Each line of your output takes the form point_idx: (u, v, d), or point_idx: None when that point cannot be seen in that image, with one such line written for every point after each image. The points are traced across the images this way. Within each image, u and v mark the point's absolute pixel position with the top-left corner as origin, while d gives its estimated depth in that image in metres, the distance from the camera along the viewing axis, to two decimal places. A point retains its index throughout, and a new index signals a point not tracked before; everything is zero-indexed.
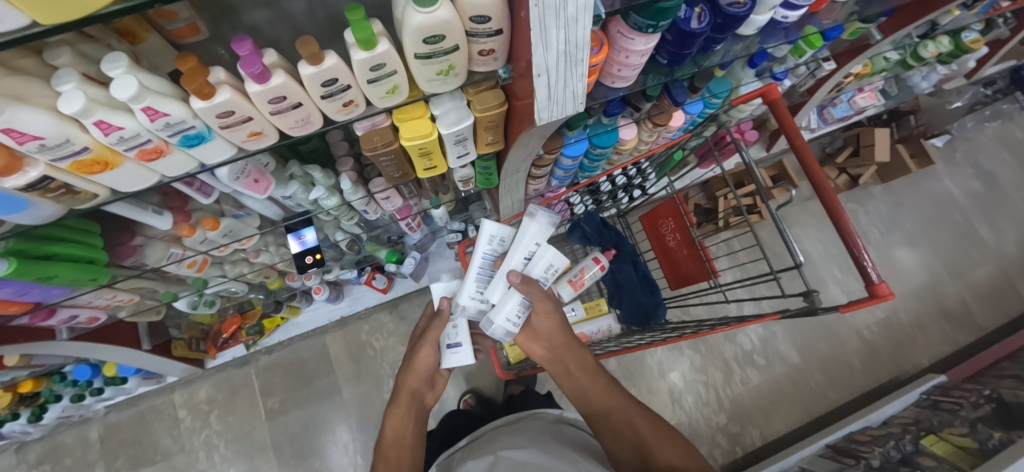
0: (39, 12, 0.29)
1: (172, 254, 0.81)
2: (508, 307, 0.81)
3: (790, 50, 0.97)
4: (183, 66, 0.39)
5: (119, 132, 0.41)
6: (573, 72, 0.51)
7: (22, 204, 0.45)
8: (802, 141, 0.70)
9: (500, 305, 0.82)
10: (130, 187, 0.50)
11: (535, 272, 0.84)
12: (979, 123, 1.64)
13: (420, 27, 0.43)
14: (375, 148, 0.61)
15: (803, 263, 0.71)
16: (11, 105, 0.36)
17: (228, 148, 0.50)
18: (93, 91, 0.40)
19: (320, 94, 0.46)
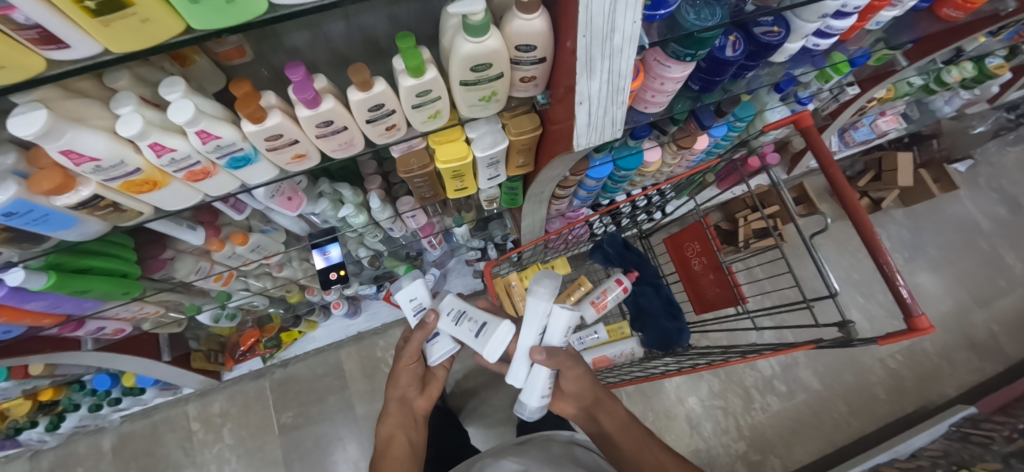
0: (111, 40, 0.30)
1: (200, 268, 0.81)
2: (538, 386, 0.76)
3: (816, 75, 0.96)
4: (238, 91, 0.40)
5: (171, 154, 0.42)
6: (614, 100, 0.51)
7: (70, 222, 0.46)
8: (835, 169, 0.69)
9: (529, 385, 0.77)
10: (174, 205, 0.50)
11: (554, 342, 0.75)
12: (1001, 148, 1.62)
13: (469, 56, 0.43)
14: (411, 171, 0.62)
15: (837, 292, 0.69)
16: (71, 128, 0.37)
17: (271, 169, 0.50)
18: (150, 114, 0.40)
19: (366, 118, 0.47)
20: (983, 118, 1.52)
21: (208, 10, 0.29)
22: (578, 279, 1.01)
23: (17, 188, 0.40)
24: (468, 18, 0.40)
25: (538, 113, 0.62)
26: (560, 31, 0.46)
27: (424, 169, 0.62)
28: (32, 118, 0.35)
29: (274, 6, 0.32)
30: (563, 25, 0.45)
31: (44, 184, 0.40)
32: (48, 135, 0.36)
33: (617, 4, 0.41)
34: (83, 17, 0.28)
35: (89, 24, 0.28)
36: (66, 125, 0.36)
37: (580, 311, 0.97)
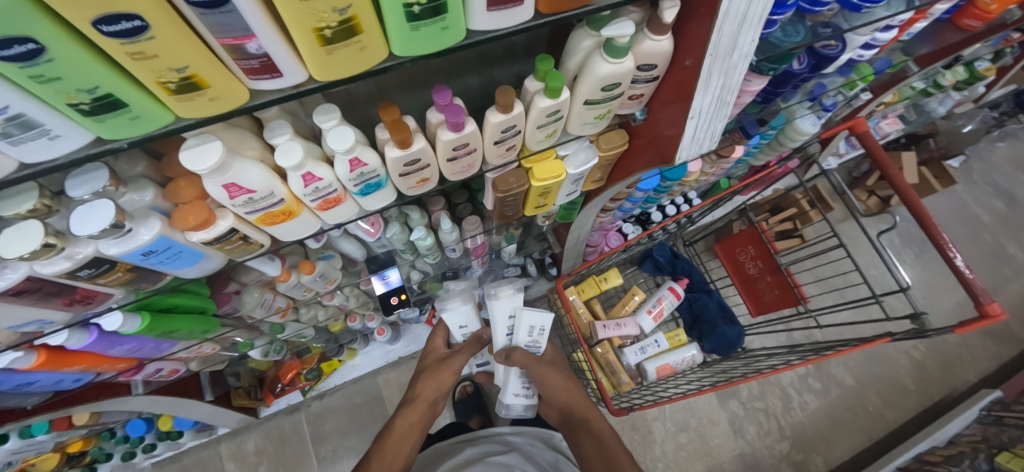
0: (321, 69, 0.29)
1: (264, 300, 0.79)
2: (512, 384, 0.95)
3: (845, 81, 0.94)
4: (392, 117, 0.39)
5: (317, 183, 0.41)
6: (719, 114, 0.54)
7: (198, 257, 0.44)
8: (894, 171, 0.77)
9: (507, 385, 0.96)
10: (294, 235, 0.49)
11: (519, 341, 0.93)
12: (989, 145, 1.74)
13: (605, 76, 0.44)
14: (509, 191, 0.61)
15: (909, 286, 0.74)
16: (236, 161, 0.36)
17: (392, 195, 0.50)
18: (301, 143, 0.39)
19: (495, 140, 0.47)
20: (971, 117, 1.62)
21: (423, 37, 0.30)
22: (633, 290, 1.07)
23: (160, 225, 0.39)
24: (615, 40, 0.41)
25: (625, 128, 0.64)
26: (680, 50, 0.48)
27: (521, 187, 0.61)
28: (207, 152, 0.34)
29: (468, 32, 0.32)
30: (685, 44, 0.48)
31: (191, 219, 0.39)
32: (217, 170, 0.35)
33: (744, 24, 0.44)
34: (312, 48, 0.27)
35: (312, 55, 0.28)
36: (232, 159, 0.35)
37: (637, 321, 1.05)
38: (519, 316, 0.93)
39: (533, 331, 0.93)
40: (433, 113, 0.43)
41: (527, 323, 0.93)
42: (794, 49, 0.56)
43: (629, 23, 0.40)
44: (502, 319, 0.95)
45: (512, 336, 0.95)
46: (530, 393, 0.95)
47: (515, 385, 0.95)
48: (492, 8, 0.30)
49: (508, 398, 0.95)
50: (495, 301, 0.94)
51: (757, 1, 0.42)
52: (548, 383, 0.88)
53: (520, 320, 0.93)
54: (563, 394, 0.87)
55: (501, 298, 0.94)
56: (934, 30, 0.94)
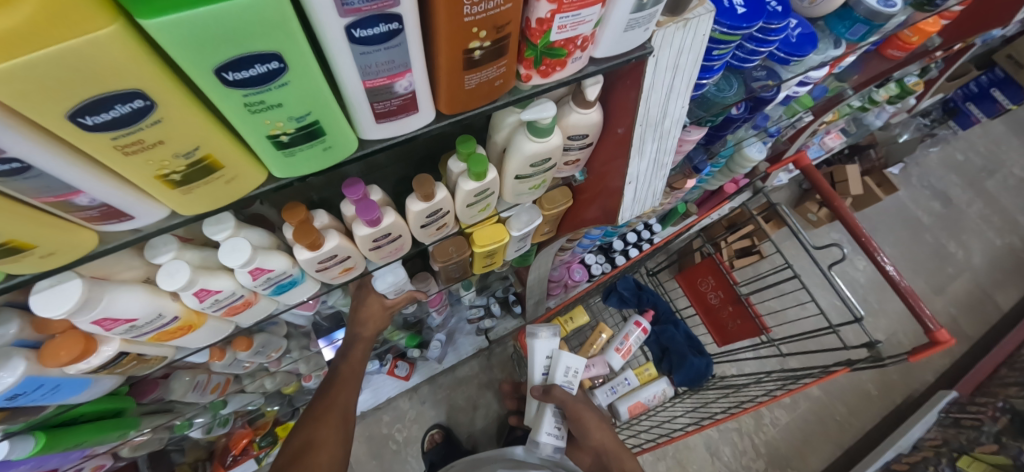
0: (184, 206, 0.25)
1: (198, 381, 0.72)
2: (545, 422, 0.84)
3: (785, 109, 0.96)
4: (296, 220, 0.36)
5: (215, 296, 0.37)
6: (658, 174, 0.53)
7: (85, 383, 0.39)
8: (839, 202, 0.78)
9: (537, 423, 0.85)
10: (201, 342, 0.44)
11: (557, 380, 0.83)
12: (924, 150, 1.83)
13: (531, 154, 0.42)
14: (450, 258, 0.59)
15: (863, 316, 0.74)
16: (106, 292, 0.31)
17: (315, 286, 0.45)
18: (192, 256, 0.35)
19: (421, 224, 0.44)
20: (905, 126, 1.71)
21: (302, 160, 0.26)
22: (599, 327, 1.01)
23: (26, 364, 0.33)
24: (536, 122, 0.39)
25: (568, 186, 0.62)
26: (611, 118, 0.46)
27: (462, 255, 0.59)
28: (65, 291, 0.29)
29: (362, 142, 0.29)
30: (615, 112, 0.46)
31: (61, 355, 0.33)
32: (82, 309, 0.30)
33: (671, 94, 0.43)
34: (161, 191, 0.23)
35: (166, 196, 0.24)
36: (101, 290, 0.31)
37: (605, 360, 0.99)
38: (558, 354, 0.83)
39: (569, 371, 0.83)
40: (346, 206, 0.39)
41: (564, 365, 0.83)
42: (727, 104, 0.56)
43: (549, 104, 0.38)
44: (538, 358, 0.85)
45: (548, 375, 0.85)
46: (564, 434, 0.84)
47: (548, 425, 0.83)
48: (382, 120, 0.27)
49: (539, 437, 0.84)
50: (535, 339, 0.84)
51: (681, 72, 0.41)
52: (582, 425, 0.79)
53: (558, 359, 0.83)
54: (595, 431, 0.79)
55: (538, 336, 0.84)
56: (865, 60, 0.97)
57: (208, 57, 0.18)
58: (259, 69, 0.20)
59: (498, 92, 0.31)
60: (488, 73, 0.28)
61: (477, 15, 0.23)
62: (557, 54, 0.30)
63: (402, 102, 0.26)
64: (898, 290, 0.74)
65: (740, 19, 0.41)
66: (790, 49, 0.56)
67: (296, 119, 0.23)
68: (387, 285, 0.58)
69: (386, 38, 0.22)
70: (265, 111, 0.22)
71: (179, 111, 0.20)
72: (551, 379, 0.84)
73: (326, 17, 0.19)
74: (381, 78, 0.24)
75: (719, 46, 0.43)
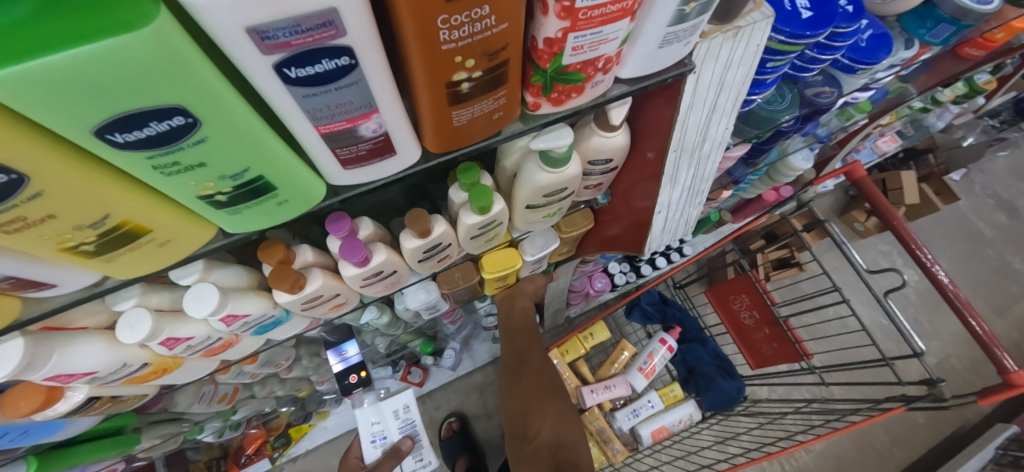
0: (110, 270, 0.21)
1: (205, 393, 0.69)
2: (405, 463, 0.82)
3: (836, 114, 0.83)
4: (273, 261, 0.32)
5: (186, 342, 0.33)
6: (692, 201, 0.48)
7: (59, 424, 0.36)
8: (898, 220, 0.69)
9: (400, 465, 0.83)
10: (180, 381, 0.41)
11: (392, 430, 0.80)
12: (991, 155, 1.65)
13: (543, 184, 0.36)
14: (455, 286, 0.53)
15: (924, 351, 0.64)
16: (59, 345, 0.28)
17: (304, 321, 0.42)
18: (158, 301, 0.31)
19: (418, 258, 0.39)
20: (970, 128, 1.53)
21: (253, 217, 0.22)
22: (620, 344, 0.93)
23: None
24: (550, 151, 0.33)
25: (589, 206, 0.56)
26: (640, 140, 0.40)
27: (468, 282, 0.53)
28: (4, 352, 0.26)
29: (331, 188, 0.24)
30: (644, 134, 0.39)
31: (22, 404, 0.30)
32: (29, 369, 0.27)
33: (714, 115, 0.37)
34: (75, 261, 0.19)
35: (86, 264, 0.20)
36: (51, 346, 0.28)
37: (627, 380, 0.91)
38: (377, 407, 0.80)
39: (400, 412, 0.81)
40: (332, 242, 0.35)
41: (390, 409, 0.81)
42: (778, 119, 0.48)
43: (566, 131, 0.32)
44: (365, 425, 0.81)
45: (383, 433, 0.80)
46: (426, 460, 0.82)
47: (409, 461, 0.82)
48: (350, 167, 0.22)
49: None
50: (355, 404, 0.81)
51: (727, 91, 0.35)
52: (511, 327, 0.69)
53: (383, 410, 0.81)
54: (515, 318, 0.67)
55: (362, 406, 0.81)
56: (934, 60, 0.85)
57: (79, 120, 0.14)
58: (158, 128, 0.15)
59: (498, 126, 0.25)
60: (483, 106, 0.22)
61: (459, 42, 0.17)
62: (573, 79, 0.24)
63: (373, 147, 0.21)
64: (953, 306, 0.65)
65: (805, 25, 0.33)
66: (857, 55, 0.47)
67: (230, 177, 0.18)
68: (417, 303, 0.53)
69: (336, 78, 0.16)
70: (184, 173, 0.17)
71: (65, 180, 0.15)
72: (392, 438, 0.81)
73: (245, 57, 0.14)
74: (339, 122, 0.19)
75: (775, 58, 0.36)
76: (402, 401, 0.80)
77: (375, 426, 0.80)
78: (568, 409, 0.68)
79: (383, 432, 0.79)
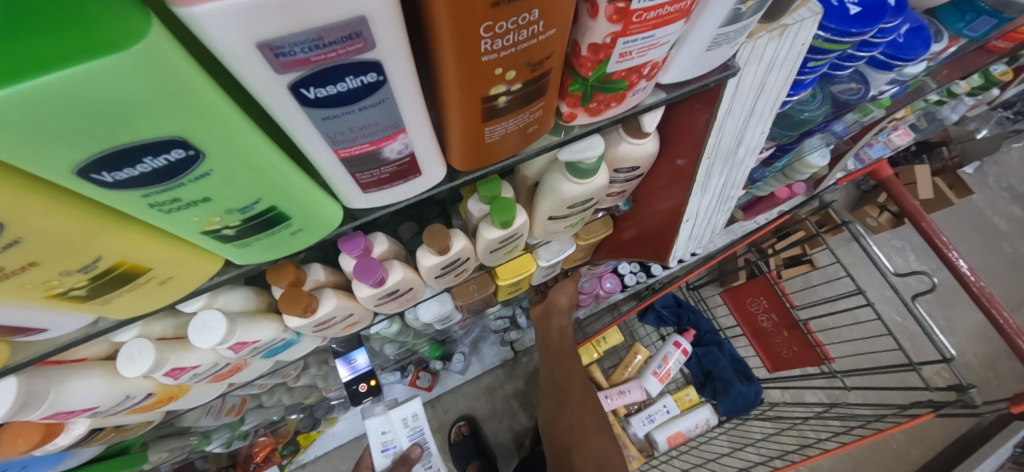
0: (105, 311, 0.19)
1: (211, 408, 0.67)
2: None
3: (857, 111, 0.79)
4: (284, 285, 0.29)
5: (193, 371, 0.31)
6: (721, 208, 0.45)
7: (61, 456, 0.35)
8: (924, 218, 0.66)
9: None
10: (186, 406, 0.39)
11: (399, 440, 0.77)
12: (1006, 146, 1.61)
13: (570, 196, 0.34)
14: (470, 297, 0.51)
15: (954, 357, 0.60)
16: (55, 383, 0.26)
17: (315, 341, 0.39)
18: (162, 330, 0.29)
19: (436, 275, 0.37)
20: (984, 120, 1.48)
21: (263, 249, 0.19)
22: (634, 348, 0.91)
23: None
24: (578, 162, 0.30)
25: (609, 213, 0.54)
26: (668, 146, 0.37)
27: (484, 293, 0.51)
28: None
29: (349, 210, 0.22)
30: (674, 140, 0.37)
31: (20, 442, 0.29)
32: (23, 409, 0.25)
33: (751, 119, 0.34)
34: (68, 305, 0.17)
35: (77, 307, 0.18)
36: (48, 383, 0.26)
37: (642, 385, 0.89)
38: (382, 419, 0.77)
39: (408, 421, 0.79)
40: (346, 260, 0.32)
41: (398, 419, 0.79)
42: (807, 119, 0.46)
43: (596, 140, 0.29)
44: (374, 436, 0.79)
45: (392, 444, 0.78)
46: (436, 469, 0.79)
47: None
48: (370, 190, 0.20)
49: None
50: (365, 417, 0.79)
51: (768, 92, 0.32)
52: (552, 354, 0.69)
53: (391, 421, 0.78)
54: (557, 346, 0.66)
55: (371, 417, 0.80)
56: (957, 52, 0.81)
57: (59, 157, 0.11)
58: (154, 164, 0.13)
59: (530, 140, 0.23)
60: (518, 120, 0.20)
61: (501, 52, 0.15)
62: (615, 88, 0.22)
63: (396, 169, 0.19)
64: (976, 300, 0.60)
65: (852, 22, 0.31)
66: (895, 51, 0.45)
67: (238, 210, 0.16)
68: (431, 315, 0.51)
69: (361, 97, 0.14)
70: (186, 208, 0.15)
71: (47, 225, 0.13)
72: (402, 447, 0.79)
73: (254, 77, 0.12)
74: (362, 144, 0.16)
75: (818, 57, 0.34)
76: (410, 410, 0.78)
77: (384, 436, 0.78)
78: (612, 446, 0.64)
79: (393, 442, 0.78)
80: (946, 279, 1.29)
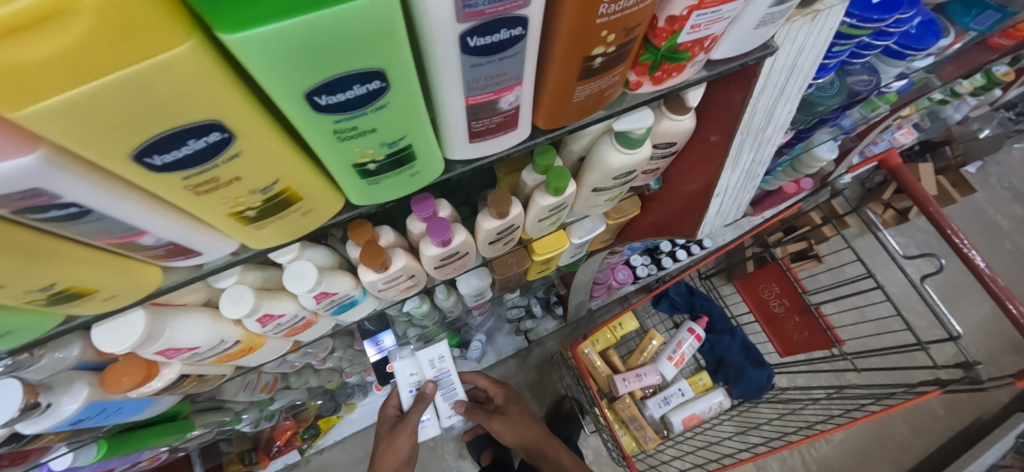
0: (251, 240, 0.22)
1: (249, 381, 0.70)
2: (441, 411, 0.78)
3: (864, 106, 0.82)
4: (364, 241, 0.32)
5: (278, 320, 0.34)
6: (747, 185, 0.49)
7: (146, 403, 0.38)
8: (934, 205, 0.69)
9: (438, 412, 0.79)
10: (255, 362, 0.42)
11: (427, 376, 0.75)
12: (1008, 146, 1.65)
13: (617, 166, 0.37)
14: (508, 272, 0.54)
15: (960, 335, 0.63)
16: (169, 322, 0.29)
17: (374, 303, 0.43)
18: (255, 280, 0.32)
19: (489, 240, 0.40)
20: (986, 121, 1.51)
21: (386, 188, 0.22)
22: (649, 334, 0.94)
23: (88, 390, 0.32)
24: (629, 133, 0.34)
25: (637, 194, 0.57)
26: (703, 124, 0.41)
27: (521, 267, 0.54)
28: (126, 326, 0.27)
29: (448, 162, 0.25)
30: (708, 118, 0.40)
31: (124, 381, 0.32)
32: (145, 342, 0.28)
33: (781, 99, 0.38)
34: (233, 229, 0.20)
35: (238, 231, 0.21)
36: (164, 320, 0.29)
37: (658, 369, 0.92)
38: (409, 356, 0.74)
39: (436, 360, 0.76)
40: (415, 222, 0.36)
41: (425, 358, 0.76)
42: (824, 105, 0.49)
43: (647, 112, 0.33)
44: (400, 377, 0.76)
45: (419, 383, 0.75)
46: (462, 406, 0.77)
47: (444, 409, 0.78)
48: (476, 139, 0.23)
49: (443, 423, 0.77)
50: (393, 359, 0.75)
51: (798, 72, 0.36)
52: None
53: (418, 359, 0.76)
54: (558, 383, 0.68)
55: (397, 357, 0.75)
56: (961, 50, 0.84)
57: (302, 80, 0.15)
58: (356, 92, 0.16)
59: (602, 103, 0.26)
60: (602, 82, 0.23)
61: (612, 16, 0.19)
62: (679, 58, 0.25)
63: (503, 119, 0.22)
64: (988, 289, 0.63)
65: (875, 9, 0.34)
66: (908, 41, 0.48)
67: (388, 144, 0.19)
68: (470, 289, 0.55)
69: (504, 47, 0.18)
70: (356, 138, 0.18)
71: (262, 142, 0.16)
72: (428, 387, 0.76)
73: (441, 23, 0.15)
74: (488, 93, 0.20)
75: (842, 42, 0.37)
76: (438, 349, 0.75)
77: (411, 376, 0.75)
78: None
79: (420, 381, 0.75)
80: (951, 273, 1.32)
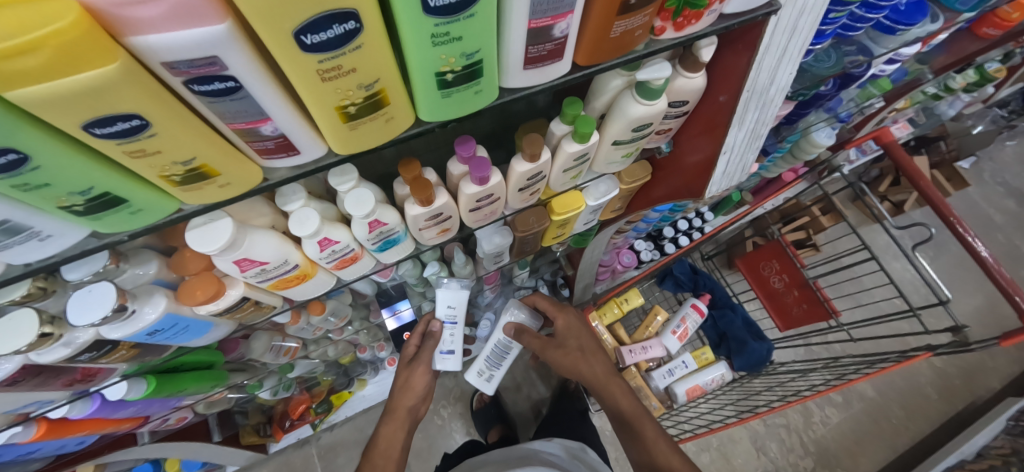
0: (341, 142, 0.26)
1: (274, 345, 0.70)
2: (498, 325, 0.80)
3: (860, 92, 0.84)
4: (413, 175, 0.36)
5: (335, 246, 0.38)
6: (751, 146, 0.53)
7: (206, 326, 0.41)
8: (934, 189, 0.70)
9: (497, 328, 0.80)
10: (302, 296, 0.46)
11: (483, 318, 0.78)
12: (1001, 143, 1.70)
13: (637, 117, 0.41)
14: (528, 230, 0.58)
15: (949, 299, 0.67)
16: (248, 235, 0.33)
17: (410, 245, 0.47)
18: (316, 207, 0.36)
19: (520, 186, 0.44)
20: (980, 118, 1.55)
21: (454, 103, 0.27)
22: (654, 310, 0.98)
23: (165, 302, 0.36)
24: (649, 83, 0.38)
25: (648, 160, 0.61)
26: (713, 84, 0.45)
27: (541, 226, 0.58)
28: (215, 230, 0.31)
29: (500, 89, 0.30)
30: (717, 79, 0.45)
31: (199, 294, 0.36)
32: (228, 248, 0.32)
33: (783, 60, 0.42)
34: (332, 128, 0.25)
35: (336, 131, 0.25)
36: (243, 232, 0.32)
37: (662, 342, 0.96)
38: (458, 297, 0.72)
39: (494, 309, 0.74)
40: (455, 164, 0.40)
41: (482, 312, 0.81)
42: (823, 76, 0.54)
43: (665, 64, 0.37)
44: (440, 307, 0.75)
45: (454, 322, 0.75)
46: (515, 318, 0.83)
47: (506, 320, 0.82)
48: (530, 65, 0.27)
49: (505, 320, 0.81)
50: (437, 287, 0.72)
51: (799, 33, 0.40)
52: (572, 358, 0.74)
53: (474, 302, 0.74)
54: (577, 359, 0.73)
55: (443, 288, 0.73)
56: (952, 41, 0.88)
57: None
58: None
59: (632, 44, 0.30)
60: (635, 20, 0.27)
61: None
62: (698, 4, 0.30)
63: (553, 47, 0.26)
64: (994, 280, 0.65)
65: None
66: (899, 17, 0.52)
67: (466, 55, 0.24)
68: (492, 246, 0.59)
69: None
70: (445, 45, 0.22)
71: (376, 38, 0.20)
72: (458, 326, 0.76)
73: None
74: (546, 18, 0.24)
75: (837, 9, 0.41)
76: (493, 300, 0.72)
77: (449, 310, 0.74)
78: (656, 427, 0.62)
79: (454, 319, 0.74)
80: (944, 262, 1.36)
